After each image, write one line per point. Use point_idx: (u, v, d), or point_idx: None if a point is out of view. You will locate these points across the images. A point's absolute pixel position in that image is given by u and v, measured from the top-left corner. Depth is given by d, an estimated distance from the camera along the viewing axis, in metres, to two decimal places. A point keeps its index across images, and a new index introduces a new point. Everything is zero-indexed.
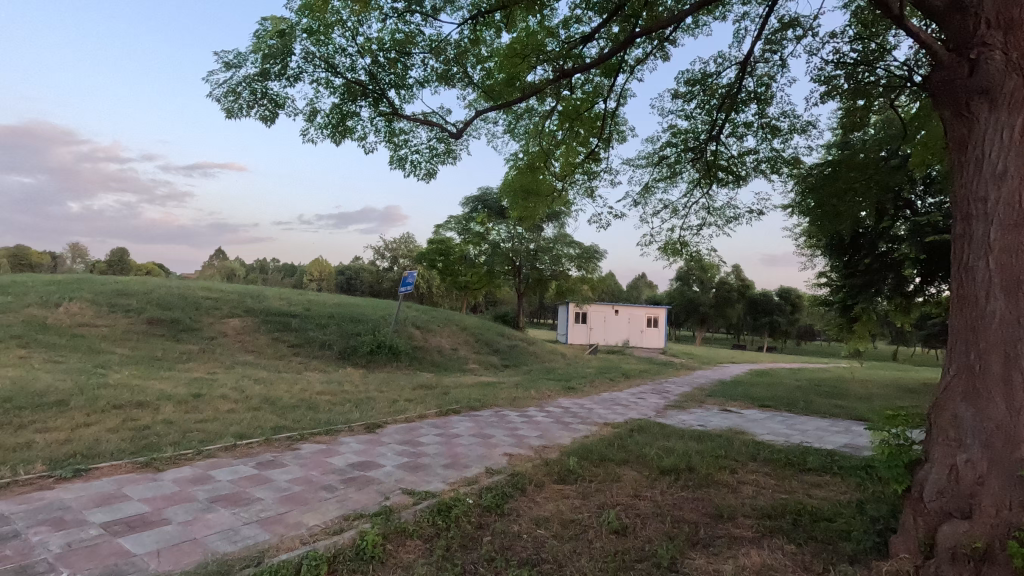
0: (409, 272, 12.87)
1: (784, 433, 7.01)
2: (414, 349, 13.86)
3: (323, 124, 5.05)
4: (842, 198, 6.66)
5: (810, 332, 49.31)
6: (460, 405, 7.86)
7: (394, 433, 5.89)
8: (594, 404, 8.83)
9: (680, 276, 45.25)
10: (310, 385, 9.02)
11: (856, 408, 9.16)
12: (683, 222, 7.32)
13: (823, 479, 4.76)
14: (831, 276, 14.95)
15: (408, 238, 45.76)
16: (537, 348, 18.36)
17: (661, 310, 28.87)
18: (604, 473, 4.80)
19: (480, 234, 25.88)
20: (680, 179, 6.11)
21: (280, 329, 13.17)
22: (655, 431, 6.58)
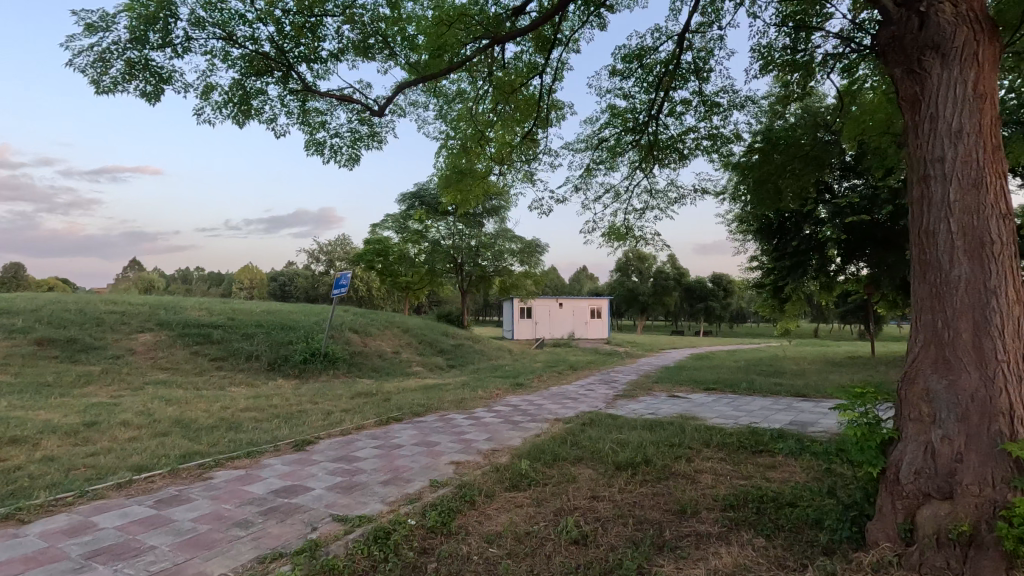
0: (343, 273, 12.07)
1: (733, 415, 7.03)
2: (352, 354, 13.07)
3: (222, 102, 4.38)
4: (780, 178, 6.70)
5: (741, 315, 52.09)
6: (403, 411, 7.33)
7: (327, 449, 5.31)
8: (544, 399, 8.56)
9: (620, 268, 46.33)
10: (233, 401, 8.15)
11: (794, 385, 9.45)
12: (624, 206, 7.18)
13: (776, 460, 4.71)
14: (762, 259, 15.59)
15: (344, 240, 43.96)
16: (483, 346, 17.98)
17: (603, 301, 29.30)
18: (559, 474, 4.49)
19: (419, 232, 25.07)
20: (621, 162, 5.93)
21: (199, 341, 11.99)
22: (607, 424, 6.38)
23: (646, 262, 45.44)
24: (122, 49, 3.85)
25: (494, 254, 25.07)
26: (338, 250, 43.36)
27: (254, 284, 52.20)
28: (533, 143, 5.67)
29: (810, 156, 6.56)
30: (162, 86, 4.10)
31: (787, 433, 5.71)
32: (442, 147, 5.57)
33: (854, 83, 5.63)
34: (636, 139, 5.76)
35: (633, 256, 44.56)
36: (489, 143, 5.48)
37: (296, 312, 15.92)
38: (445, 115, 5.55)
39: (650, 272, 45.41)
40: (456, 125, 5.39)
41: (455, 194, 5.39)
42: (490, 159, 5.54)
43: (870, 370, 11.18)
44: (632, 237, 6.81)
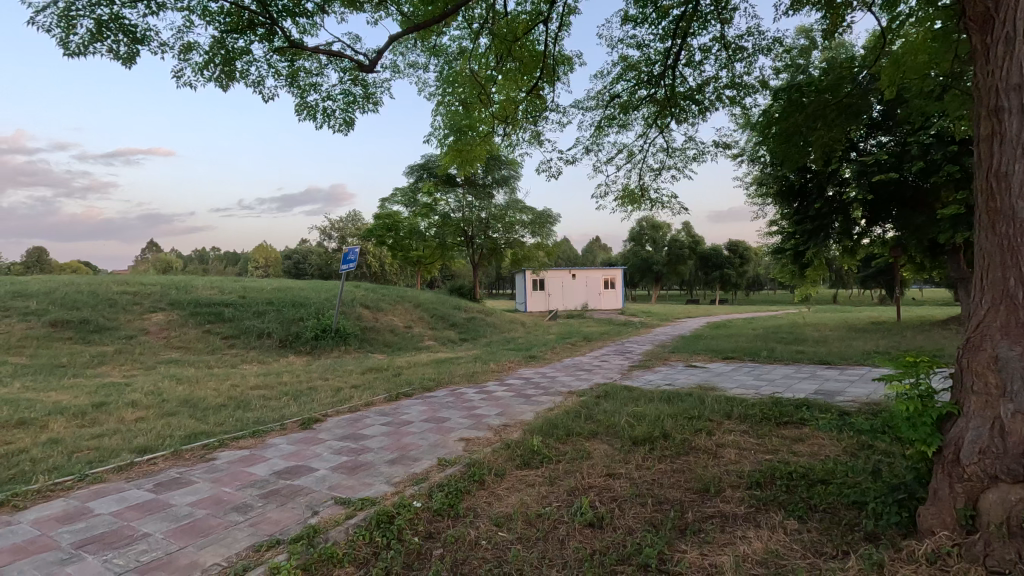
0: (351, 248, 11.85)
1: (754, 385, 6.76)
2: (364, 330, 12.98)
3: (203, 63, 4.07)
4: (810, 130, 6.22)
5: (758, 283, 51.19)
6: (413, 387, 7.20)
7: (335, 428, 5.17)
8: (557, 372, 8.36)
9: (634, 238, 45.63)
10: (244, 379, 8.08)
11: (817, 353, 9.13)
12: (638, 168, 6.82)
13: (803, 433, 4.47)
14: (782, 224, 15.04)
15: (355, 217, 43.83)
16: (496, 319, 17.82)
17: (617, 271, 28.85)
18: (572, 450, 4.29)
19: (428, 205, 24.61)
20: (635, 119, 5.56)
21: (211, 320, 11.96)
22: (622, 397, 6.15)
23: (660, 231, 44.64)
24: (90, 5, 3.55)
25: (505, 226, 24.68)
26: (349, 226, 43.15)
27: (268, 262, 52.58)
28: (540, 99, 5.34)
29: (843, 106, 6.05)
30: (137, 48, 3.82)
31: (813, 403, 5.43)
32: (442, 108, 5.30)
33: (895, 20, 5.12)
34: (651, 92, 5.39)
35: (647, 224, 43.72)
36: (493, 103, 5.20)
37: (306, 288, 15.84)
38: (447, 74, 5.26)
39: (665, 241, 44.64)
40: (455, 83, 5.11)
41: (458, 160, 5.19)
42: (494, 119, 5.27)
43: (896, 335, 10.76)
44: (648, 200, 6.45)
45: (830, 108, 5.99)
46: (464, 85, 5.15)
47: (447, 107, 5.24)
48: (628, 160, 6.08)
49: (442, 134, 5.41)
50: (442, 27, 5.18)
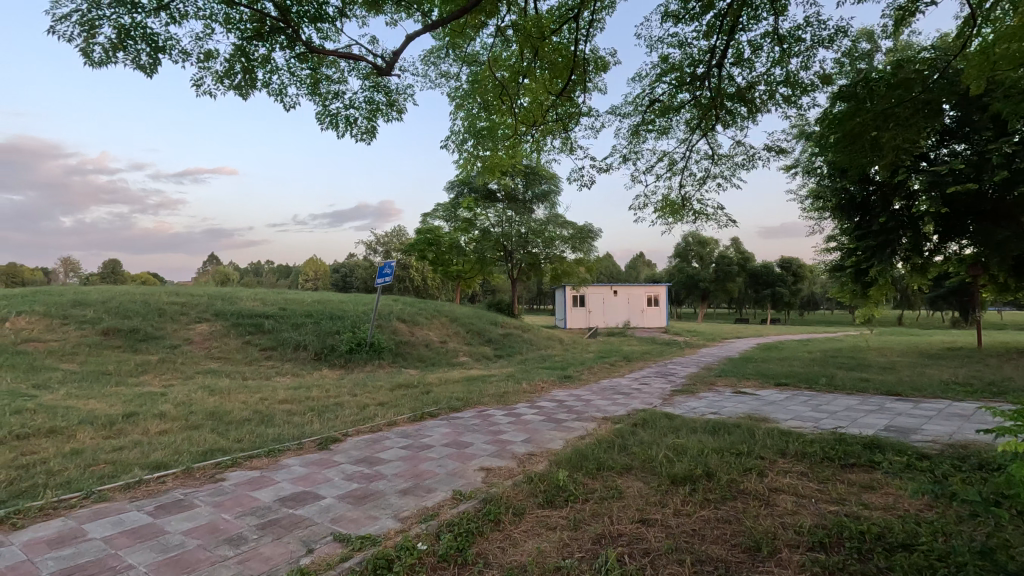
0: (387, 261, 11.82)
1: (812, 417, 6.08)
2: (398, 344, 12.89)
3: (224, 72, 4.02)
4: (881, 130, 5.56)
5: (814, 302, 48.39)
6: (439, 406, 6.91)
7: (352, 449, 4.92)
8: (592, 395, 7.88)
9: (679, 253, 44.34)
10: (275, 392, 8.05)
11: (883, 381, 8.25)
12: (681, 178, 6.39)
13: (873, 480, 3.88)
14: (841, 240, 14.01)
15: (399, 232, 44.75)
16: (533, 335, 17.42)
17: (661, 288, 27.90)
18: (602, 488, 3.85)
19: (468, 220, 24.60)
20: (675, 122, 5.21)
21: (252, 331, 12.18)
22: (661, 426, 5.64)
23: (708, 247, 43.15)
24: (112, 15, 3.55)
25: (545, 241, 24.25)
26: (394, 240, 43.97)
27: (317, 275, 54.36)
28: (570, 104, 5.11)
29: (919, 103, 5.40)
30: (159, 56, 3.83)
31: (883, 441, 4.76)
32: (463, 114, 5.22)
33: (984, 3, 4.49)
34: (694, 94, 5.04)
35: (692, 240, 42.56)
36: (518, 108, 5.06)
37: (345, 301, 16.00)
38: (473, 80, 5.13)
39: (712, 257, 43.07)
40: (478, 86, 5.00)
41: (477, 170, 5.19)
42: (521, 126, 5.10)
43: (978, 364, 9.62)
44: (691, 212, 5.99)
45: (904, 105, 5.34)
46: (489, 87, 4.97)
47: (469, 115, 5.20)
48: (670, 169, 5.69)
49: (461, 142, 5.41)
50: (472, 31, 5.01)
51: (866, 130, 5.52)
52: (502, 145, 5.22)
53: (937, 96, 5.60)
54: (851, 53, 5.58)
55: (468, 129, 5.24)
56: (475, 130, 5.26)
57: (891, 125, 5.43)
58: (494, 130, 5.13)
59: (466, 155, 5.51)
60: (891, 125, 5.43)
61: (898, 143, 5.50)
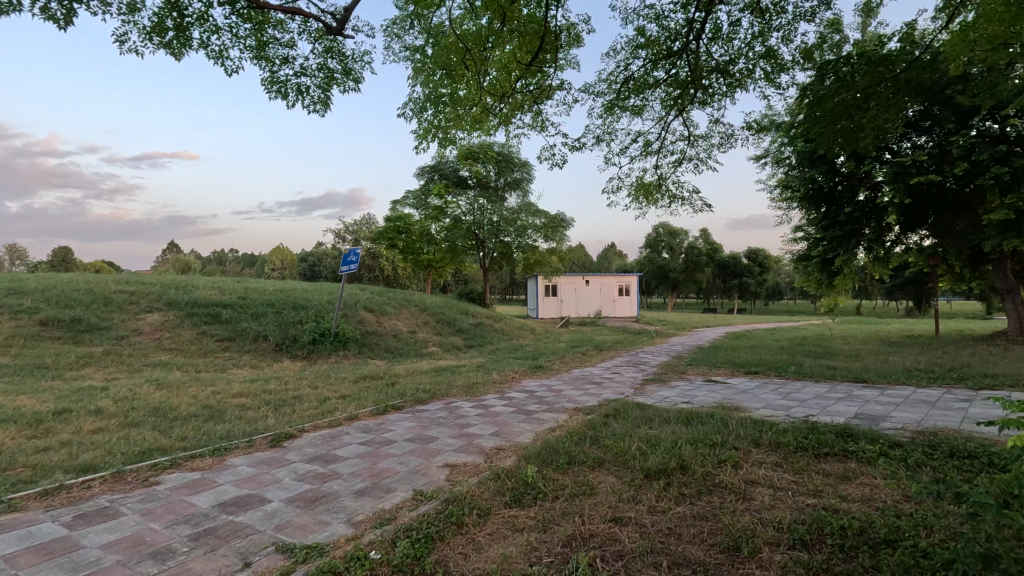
0: (352, 249, 11.35)
1: (783, 406, 6.02)
2: (365, 334, 12.46)
3: (155, 28, 3.65)
4: (860, 110, 5.64)
5: (778, 292, 49.71)
6: (405, 398, 6.60)
7: (307, 445, 4.57)
8: (563, 385, 7.70)
9: (650, 244, 44.84)
10: (229, 385, 7.56)
11: (850, 369, 8.34)
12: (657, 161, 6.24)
13: (848, 469, 3.80)
14: (807, 230, 14.23)
15: (369, 220, 43.71)
16: (505, 325, 17.19)
17: (632, 278, 28.08)
18: (573, 484, 3.65)
19: (439, 208, 24.07)
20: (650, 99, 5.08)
21: (207, 322, 11.54)
22: (634, 416, 5.48)
23: (677, 237, 43.77)
24: None
25: (517, 230, 23.88)
26: (363, 229, 42.88)
27: (283, 264, 52.77)
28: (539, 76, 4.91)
29: (899, 81, 5.48)
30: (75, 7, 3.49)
31: (855, 429, 4.70)
32: (423, 78, 5.02)
33: None
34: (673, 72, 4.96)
35: (664, 231, 43.76)
36: (483, 79, 4.92)
37: (309, 290, 15.40)
38: (435, 45, 4.87)
39: (682, 248, 43.69)
40: (438, 50, 4.77)
41: (434, 139, 5.18)
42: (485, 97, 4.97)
43: (937, 350, 9.87)
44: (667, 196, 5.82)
45: (885, 84, 5.41)
46: (450, 55, 4.77)
47: (430, 81, 5.03)
48: (646, 150, 5.55)
49: (417, 109, 5.36)
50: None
51: (843, 111, 5.59)
52: (457, 116, 5.15)
53: (915, 76, 5.57)
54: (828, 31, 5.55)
55: (427, 96, 5.13)
56: (433, 96, 5.14)
57: (870, 104, 5.52)
58: (456, 95, 5.03)
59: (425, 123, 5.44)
60: (870, 104, 5.52)
61: (877, 123, 5.63)
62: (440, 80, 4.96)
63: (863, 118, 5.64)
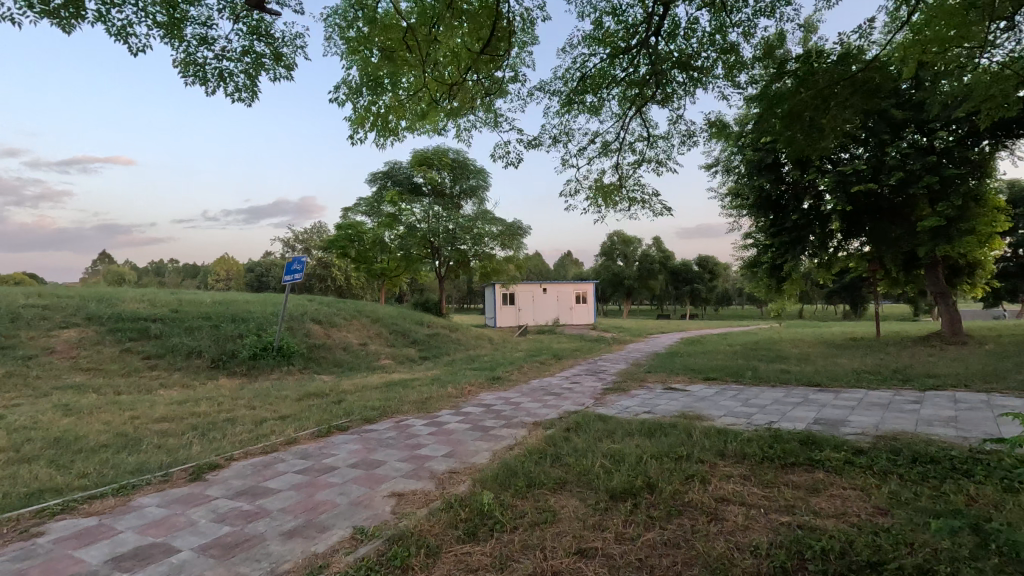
0: (297, 256, 10.66)
1: (744, 413, 5.94)
2: (312, 348, 11.74)
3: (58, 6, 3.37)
4: (822, 110, 5.75)
5: (727, 298, 51.52)
6: (351, 417, 6.10)
7: (233, 477, 4.03)
8: (522, 397, 7.38)
9: (606, 252, 45.57)
10: (152, 409, 6.80)
11: (803, 373, 8.46)
12: (617, 162, 6.17)
13: (817, 480, 3.67)
14: (756, 237, 14.65)
15: (320, 229, 42.24)
16: (461, 334, 16.76)
17: (589, 285, 28.25)
18: (534, 510, 3.32)
19: (392, 215, 23.45)
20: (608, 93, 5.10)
21: (133, 337, 10.53)
22: (596, 430, 5.23)
23: (631, 245, 44.71)
24: None
25: (473, 238, 23.35)
26: (314, 237, 41.28)
27: (228, 275, 50.21)
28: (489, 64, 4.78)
29: (856, 80, 5.65)
30: None
31: (818, 436, 4.62)
32: (359, 58, 4.59)
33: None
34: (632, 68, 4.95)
35: (618, 240, 44.79)
36: (427, 65, 4.66)
37: (251, 302, 14.45)
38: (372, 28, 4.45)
39: (636, 256, 44.64)
40: (378, 30, 4.43)
41: (373, 127, 4.83)
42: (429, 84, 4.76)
43: (880, 352, 10.22)
44: (630, 200, 5.64)
45: (844, 83, 5.58)
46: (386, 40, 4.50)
47: (367, 64, 4.57)
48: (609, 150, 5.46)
49: (352, 94, 4.94)
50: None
51: (802, 111, 5.74)
52: (397, 102, 4.90)
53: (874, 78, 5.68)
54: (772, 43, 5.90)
55: (365, 81, 4.67)
56: (371, 79, 4.71)
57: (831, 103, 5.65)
58: (397, 77, 4.69)
59: (358, 107, 4.99)
60: (831, 103, 5.66)
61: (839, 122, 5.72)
62: (376, 59, 4.54)
63: (823, 118, 5.78)
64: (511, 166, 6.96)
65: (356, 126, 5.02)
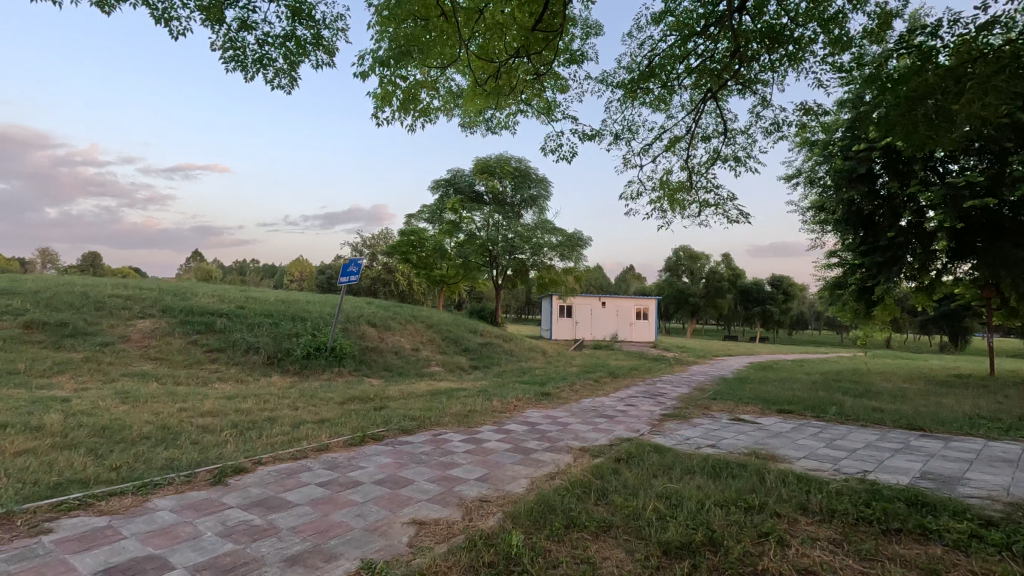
0: (353, 259, 10.75)
1: (828, 456, 5.09)
2: (364, 350, 11.78)
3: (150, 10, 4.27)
4: (954, 95, 4.93)
5: (803, 321, 47.80)
6: (389, 427, 5.83)
7: (254, 485, 3.82)
8: (570, 417, 6.84)
9: (670, 267, 43.88)
10: (201, 402, 6.88)
11: (900, 413, 7.30)
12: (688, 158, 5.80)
13: (936, 559, 2.90)
14: (842, 255, 13.28)
15: (386, 235, 43.60)
16: (514, 345, 16.38)
17: (650, 301, 27.07)
18: (569, 559, 2.83)
19: (453, 222, 23.65)
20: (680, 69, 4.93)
21: (200, 330, 11.00)
22: (651, 464, 4.61)
23: (698, 261, 42.66)
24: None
25: (532, 248, 22.90)
26: (379, 243, 42.48)
27: (302, 276, 53.01)
28: (541, 42, 4.76)
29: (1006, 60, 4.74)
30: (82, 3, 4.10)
31: (930, 496, 3.77)
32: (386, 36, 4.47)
33: None
34: (715, 42, 4.66)
35: (684, 255, 43.07)
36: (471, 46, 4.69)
37: (312, 302, 14.82)
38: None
39: (702, 273, 42.57)
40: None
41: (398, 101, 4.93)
42: (468, 63, 4.77)
43: (995, 394, 8.75)
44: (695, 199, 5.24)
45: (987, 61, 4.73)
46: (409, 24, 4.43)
47: (392, 33, 4.44)
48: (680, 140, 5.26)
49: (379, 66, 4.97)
50: None
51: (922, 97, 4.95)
52: (427, 79, 5.00)
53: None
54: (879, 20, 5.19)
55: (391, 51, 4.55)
56: (398, 47, 4.52)
57: (966, 85, 4.81)
58: (428, 56, 4.65)
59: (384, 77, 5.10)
60: (965, 85, 4.80)
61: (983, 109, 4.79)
62: (412, 28, 4.34)
63: (954, 105, 4.94)
64: (564, 161, 6.68)
65: (380, 103, 5.15)
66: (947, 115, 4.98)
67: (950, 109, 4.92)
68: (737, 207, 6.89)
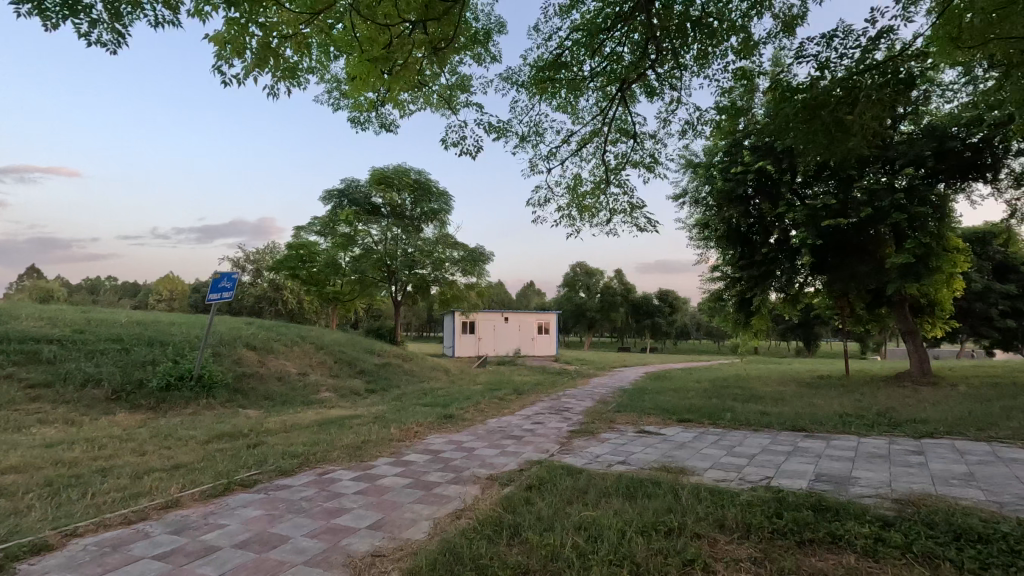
0: (227, 273, 9.42)
1: (731, 465, 5.14)
2: (240, 377, 10.33)
3: None
4: (849, 106, 5.84)
5: (686, 332, 51.95)
6: (264, 468, 4.92)
7: (56, 570, 2.84)
8: (475, 442, 6.36)
9: (568, 283, 45.45)
10: (7, 454, 5.37)
11: (783, 415, 7.79)
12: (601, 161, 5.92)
13: (851, 570, 2.83)
14: (723, 269, 14.39)
15: (272, 249, 40.19)
16: (415, 365, 15.53)
17: (551, 315, 27.58)
18: None
19: (348, 236, 22.25)
20: (595, 61, 5.13)
21: (18, 362, 8.89)
22: (564, 489, 4.28)
23: (594, 277, 44.81)
24: None
25: (433, 263, 22.20)
26: (265, 258, 38.53)
27: (172, 295, 46.98)
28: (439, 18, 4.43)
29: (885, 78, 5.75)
30: None
31: (830, 500, 3.84)
32: None
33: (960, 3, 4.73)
34: (624, 45, 4.94)
35: (581, 270, 44.93)
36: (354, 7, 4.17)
37: (176, 324, 12.83)
38: None
39: (598, 288, 44.66)
40: None
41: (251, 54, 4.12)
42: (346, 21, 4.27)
43: (854, 392, 9.79)
44: (595, 202, 5.30)
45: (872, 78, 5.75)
46: None
47: None
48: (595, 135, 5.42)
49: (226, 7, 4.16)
50: None
51: (822, 106, 5.87)
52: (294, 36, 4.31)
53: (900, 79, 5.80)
54: (782, 28, 5.49)
55: None
56: None
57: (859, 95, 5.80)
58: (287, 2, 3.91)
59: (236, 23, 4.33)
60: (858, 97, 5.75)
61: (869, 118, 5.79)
62: None
63: (848, 113, 5.82)
64: (469, 156, 6.42)
65: (223, 48, 4.27)
66: (842, 123, 5.89)
67: (846, 118, 5.83)
68: (642, 218, 7.11)
